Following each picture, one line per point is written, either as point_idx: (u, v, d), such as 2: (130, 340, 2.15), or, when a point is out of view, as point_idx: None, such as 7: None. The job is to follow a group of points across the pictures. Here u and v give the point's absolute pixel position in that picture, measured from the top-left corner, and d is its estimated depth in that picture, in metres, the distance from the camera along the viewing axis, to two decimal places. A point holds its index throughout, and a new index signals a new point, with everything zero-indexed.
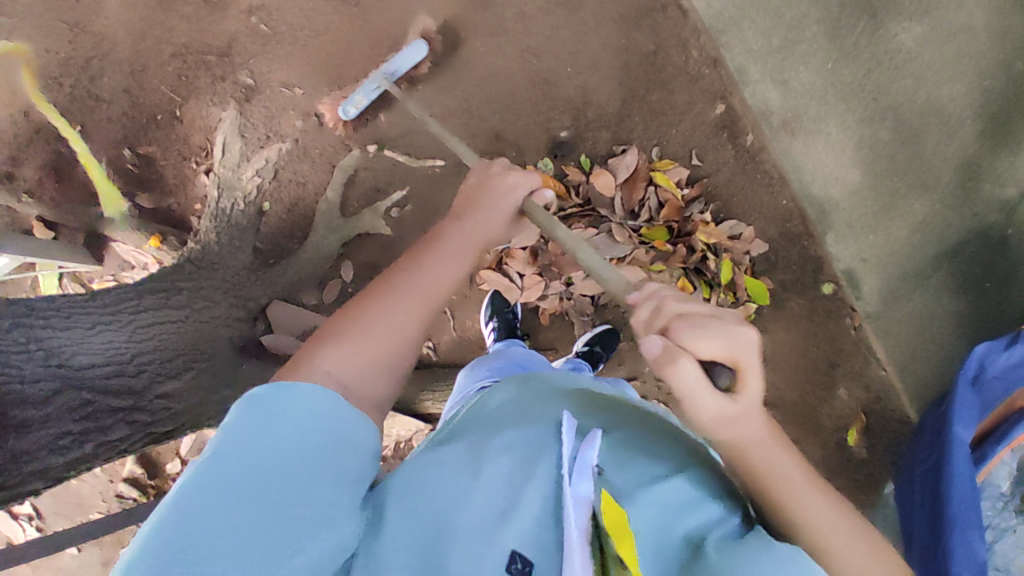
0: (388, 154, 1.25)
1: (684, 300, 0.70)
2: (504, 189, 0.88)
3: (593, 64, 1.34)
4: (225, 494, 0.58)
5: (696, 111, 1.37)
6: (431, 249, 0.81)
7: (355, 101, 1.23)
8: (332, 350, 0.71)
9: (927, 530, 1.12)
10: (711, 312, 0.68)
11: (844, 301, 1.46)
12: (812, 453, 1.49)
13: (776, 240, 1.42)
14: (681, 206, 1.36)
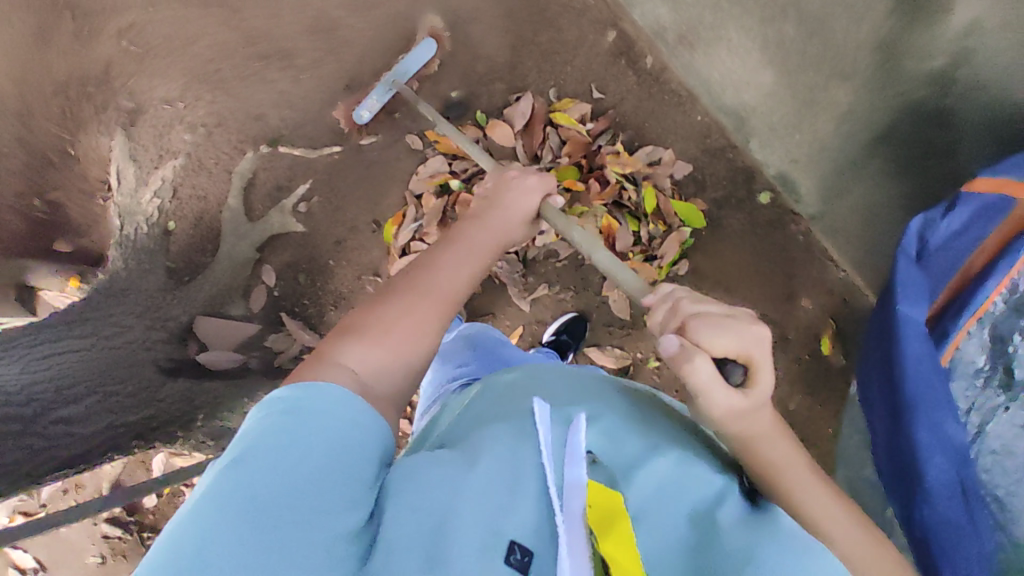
0: (361, 113, 1.25)
1: (697, 302, 0.68)
2: (523, 191, 0.94)
3: (474, 17, 1.30)
4: (243, 502, 0.54)
5: (589, 45, 1.33)
6: (449, 248, 0.83)
7: (369, 105, 1.24)
8: (347, 346, 0.68)
9: (887, 423, 1.03)
10: (694, 315, 0.66)
11: (783, 208, 1.43)
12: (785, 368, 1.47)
13: (699, 157, 1.40)
14: (587, 141, 1.33)
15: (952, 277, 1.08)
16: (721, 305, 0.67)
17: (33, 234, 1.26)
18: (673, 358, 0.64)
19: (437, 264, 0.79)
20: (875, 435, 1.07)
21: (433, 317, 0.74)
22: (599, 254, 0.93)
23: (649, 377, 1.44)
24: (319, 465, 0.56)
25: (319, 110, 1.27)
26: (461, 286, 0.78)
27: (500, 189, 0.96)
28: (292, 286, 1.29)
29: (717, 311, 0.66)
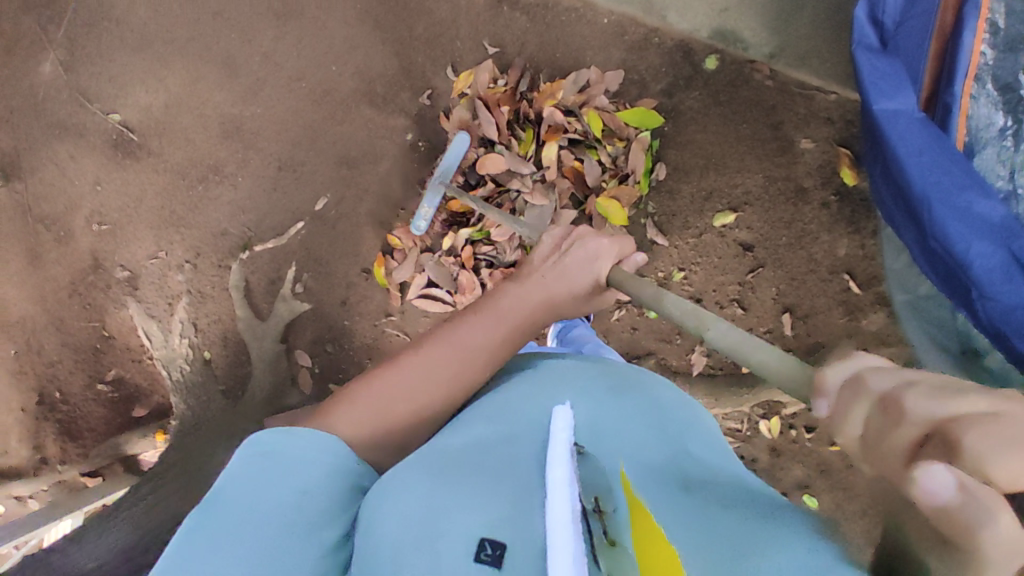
0: (417, 225, 1.29)
1: (934, 390, 0.30)
2: (581, 263, 0.85)
3: (351, 46, 1.32)
4: (223, 533, 0.56)
5: (465, 12, 1.31)
6: (479, 313, 0.81)
7: (423, 214, 1.28)
8: (344, 410, 0.69)
9: (915, 231, 0.98)
10: (947, 414, 0.29)
11: (735, 62, 1.33)
12: (818, 218, 1.36)
13: (628, 58, 1.32)
14: (512, 97, 1.31)
15: (925, 48, 1.00)
16: (998, 395, 0.31)
17: (116, 409, 1.41)
18: (943, 519, 0.27)
19: (453, 334, 0.78)
20: (913, 247, 1.01)
21: (426, 388, 0.73)
22: (712, 329, 0.67)
23: (683, 290, 1.40)
24: (290, 488, 0.59)
25: (268, 199, 1.35)
26: (467, 368, 0.75)
27: (552, 250, 0.87)
28: (326, 358, 1.37)
29: (989, 403, 0.29)
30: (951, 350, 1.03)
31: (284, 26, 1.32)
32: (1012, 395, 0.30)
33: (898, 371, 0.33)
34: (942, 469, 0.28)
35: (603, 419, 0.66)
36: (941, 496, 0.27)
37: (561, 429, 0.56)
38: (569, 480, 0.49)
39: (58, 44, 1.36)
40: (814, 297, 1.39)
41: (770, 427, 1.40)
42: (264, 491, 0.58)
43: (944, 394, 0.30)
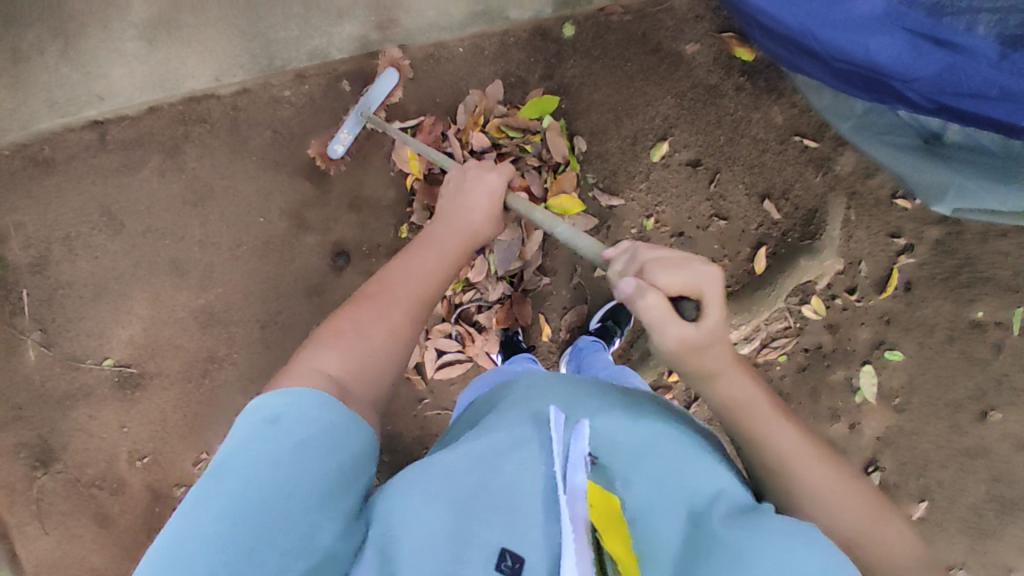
0: (335, 148, 1.34)
1: (663, 258, 0.72)
2: (481, 194, 1.04)
3: (265, 194, 1.38)
4: (251, 502, 0.60)
5: (341, 112, 1.36)
6: (413, 251, 0.93)
7: (342, 138, 1.33)
8: (323, 350, 0.75)
9: (817, 62, 1.00)
10: (681, 288, 0.70)
11: (589, 18, 1.37)
12: (740, 103, 1.39)
13: (497, 67, 1.36)
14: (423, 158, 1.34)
15: None
16: (670, 251, 0.74)
17: None
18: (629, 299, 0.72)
19: (400, 270, 0.88)
20: (823, 76, 1.04)
21: (389, 316, 0.81)
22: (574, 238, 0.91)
23: (663, 232, 1.42)
24: (302, 475, 0.62)
25: (266, 359, 1.41)
26: (418, 288, 0.87)
27: (459, 192, 1.05)
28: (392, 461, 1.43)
29: (662, 254, 0.74)
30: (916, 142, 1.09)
31: (203, 211, 1.38)
32: (685, 256, 0.72)
33: (646, 258, 0.73)
34: (629, 279, 0.72)
35: (615, 431, 0.73)
36: (625, 291, 0.71)
37: (578, 450, 0.68)
38: (573, 497, 0.64)
39: (32, 332, 1.44)
40: (780, 169, 1.41)
41: (816, 309, 1.44)
42: (284, 460, 0.62)
43: (658, 267, 0.71)
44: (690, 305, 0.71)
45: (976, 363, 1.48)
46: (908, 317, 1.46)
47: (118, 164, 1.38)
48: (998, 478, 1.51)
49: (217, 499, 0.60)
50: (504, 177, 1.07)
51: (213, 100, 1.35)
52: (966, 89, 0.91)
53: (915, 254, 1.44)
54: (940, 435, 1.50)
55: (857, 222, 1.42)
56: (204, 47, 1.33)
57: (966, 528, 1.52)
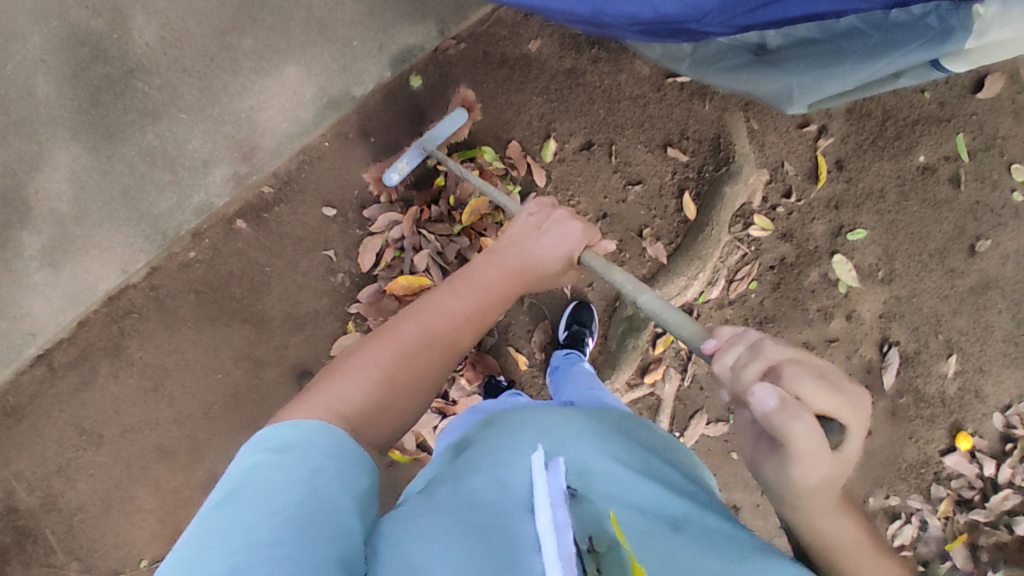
0: (391, 177, 1.35)
1: (792, 356, 0.51)
2: (552, 239, 0.91)
3: (213, 350, 1.40)
4: (250, 529, 0.49)
5: (246, 248, 1.38)
6: (456, 288, 0.81)
7: (399, 167, 1.35)
8: (348, 382, 0.67)
9: (611, 32, 1.02)
10: (829, 408, 0.50)
11: (430, 61, 1.38)
12: (602, 71, 1.39)
13: (368, 143, 1.38)
14: (365, 255, 1.37)
15: None
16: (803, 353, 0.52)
17: None
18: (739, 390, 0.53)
19: (433, 301, 0.77)
20: (637, 36, 1.01)
21: (411, 365, 0.72)
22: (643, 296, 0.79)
23: (588, 221, 1.41)
24: (303, 500, 0.52)
25: None
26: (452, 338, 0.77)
27: (532, 230, 0.91)
28: None
29: (804, 358, 0.51)
30: (750, 52, 1.06)
31: (167, 390, 1.41)
32: (820, 361, 0.51)
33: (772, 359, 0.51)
34: (769, 386, 0.49)
35: (583, 459, 0.64)
36: (770, 409, 0.49)
37: (557, 484, 0.53)
38: (559, 526, 0.49)
39: (64, 568, 1.47)
40: (668, 113, 1.40)
41: (764, 226, 1.42)
42: (288, 484, 0.53)
43: (808, 374, 0.49)
44: (833, 431, 0.52)
45: (943, 204, 1.44)
46: (854, 193, 1.43)
47: (74, 384, 1.41)
48: (1017, 301, 1.45)
49: (223, 514, 0.51)
50: (588, 236, 0.94)
51: (131, 290, 1.39)
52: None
53: (832, 133, 1.43)
54: (940, 287, 1.45)
55: (762, 130, 1.42)
56: (102, 248, 1.37)
57: (1011, 362, 1.45)
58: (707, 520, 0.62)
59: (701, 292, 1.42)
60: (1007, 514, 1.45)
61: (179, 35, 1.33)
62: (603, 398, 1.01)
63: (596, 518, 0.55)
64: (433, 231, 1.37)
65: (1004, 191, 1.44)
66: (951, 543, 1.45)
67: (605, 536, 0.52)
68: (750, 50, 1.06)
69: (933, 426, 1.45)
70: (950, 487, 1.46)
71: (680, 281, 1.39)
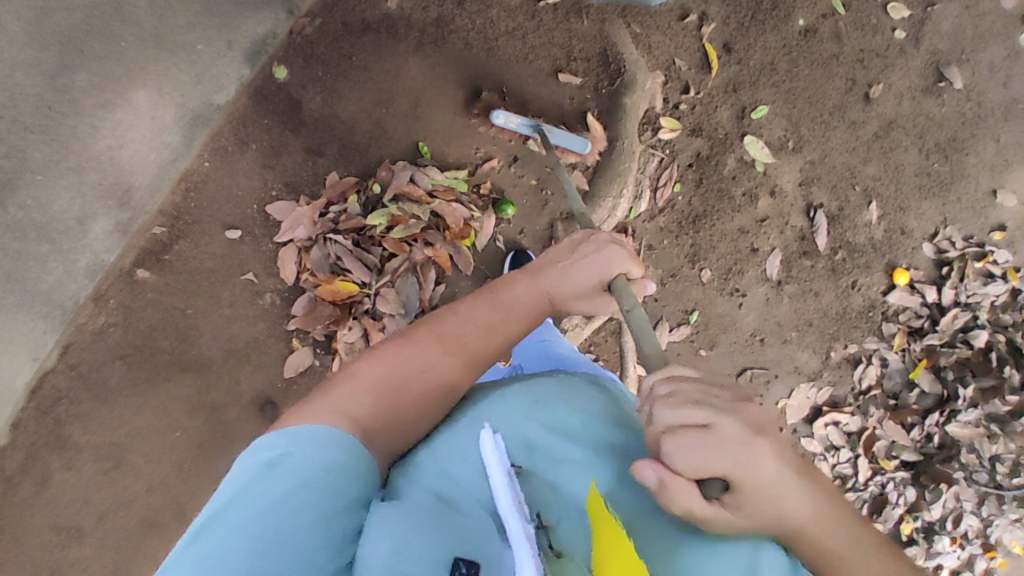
0: (498, 114, 1.30)
1: (684, 401, 0.53)
2: (594, 264, 0.82)
3: (162, 409, 1.33)
4: (220, 561, 0.51)
5: (159, 296, 1.29)
6: (478, 305, 0.78)
7: (512, 119, 1.31)
8: (334, 408, 0.62)
9: None
10: (709, 421, 0.52)
11: (289, 47, 1.28)
12: (471, 13, 1.32)
13: (250, 152, 1.29)
14: (286, 269, 1.30)
15: None
16: (696, 400, 0.54)
17: None
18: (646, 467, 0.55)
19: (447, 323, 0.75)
20: None
21: (411, 389, 0.68)
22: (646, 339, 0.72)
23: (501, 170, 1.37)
24: (274, 533, 0.52)
25: None
26: (456, 363, 0.72)
27: (574, 250, 0.85)
28: None
29: (692, 408, 0.53)
30: None
31: (128, 463, 1.34)
32: (715, 421, 0.52)
33: (672, 415, 0.53)
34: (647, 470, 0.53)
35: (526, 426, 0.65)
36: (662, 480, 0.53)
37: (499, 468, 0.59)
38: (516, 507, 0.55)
39: None
40: (549, 37, 1.35)
41: (672, 127, 1.42)
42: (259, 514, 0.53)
43: (691, 437, 0.52)
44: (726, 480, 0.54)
45: (832, 60, 1.47)
46: (749, 71, 1.44)
47: (28, 489, 1.33)
48: (921, 132, 1.51)
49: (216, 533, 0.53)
50: (630, 262, 0.82)
51: (52, 375, 1.30)
52: None
53: (712, 17, 1.41)
54: (848, 140, 1.49)
55: (646, 32, 1.39)
56: (5, 342, 1.27)
57: (927, 192, 1.53)
58: (652, 464, 0.64)
59: (630, 208, 1.42)
60: (959, 331, 1.55)
61: (8, 94, 1.20)
62: (556, 349, 1.00)
63: (546, 495, 0.59)
64: (345, 224, 1.30)
65: (885, 32, 1.48)
66: (914, 370, 1.55)
67: (553, 512, 0.58)
68: None
69: (871, 272, 1.53)
70: (900, 322, 1.55)
71: (608, 202, 1.39)
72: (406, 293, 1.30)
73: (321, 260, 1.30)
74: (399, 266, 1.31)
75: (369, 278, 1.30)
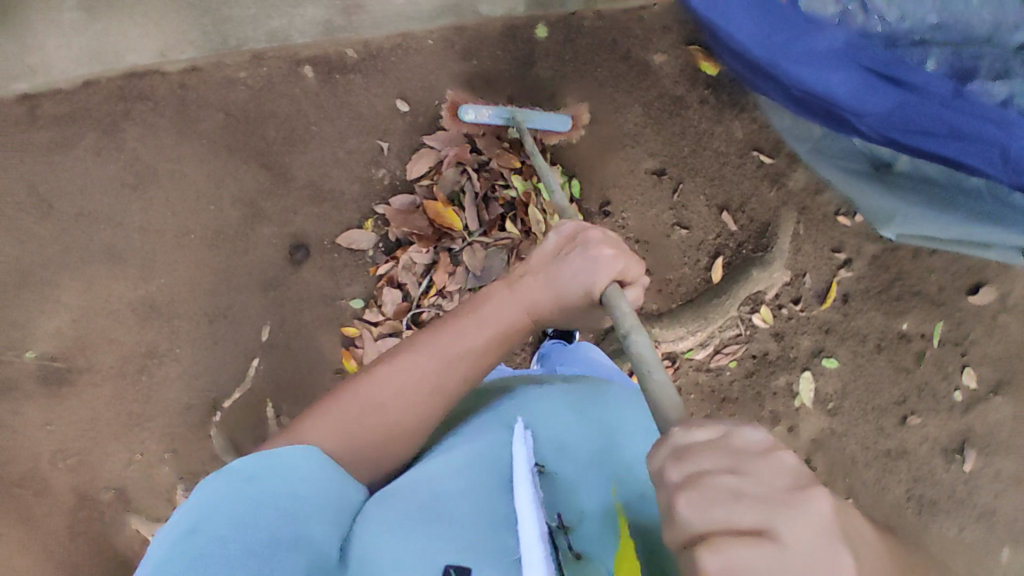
0: (465, 111, 1.27)
1: (731, 524, 0.34)
2: (570, 278, 0.71)
3: (216, 179, 1.30)
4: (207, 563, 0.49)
5: (302, 97, 1.30)
6: (454, 325, 0.74)
7: (480, 113, 1.28)
8: (318, 426, 0.69)
9: (773, 83, 1.08)
10: (758, 525, 0.34)
11: (563, 20, 1.37)
12: (705, 117, 1.43)
13: (469, 63, 1.34)
14: (417, 168, 1.31)
15: None
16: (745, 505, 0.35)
17: None
18: None
19: (420, 348, 0.73)
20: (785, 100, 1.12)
21: (386, 409, 0.70)
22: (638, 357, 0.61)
23: (626, 239, 1.44)
24: (258, 535, 0.52)
25: (212, 354, 1.31)
26: (426, 391, 0.71)
27: (553, 258, 0.74)
28: None
29: (740, 515, 0.34)
30: (867, 170, 1.15)
31: (147, 194, 1.30)
32: (767, 525, 0.34)
33: (701, 495, 0.35)
34: None
35: (561, 433, 0.63)
36: None
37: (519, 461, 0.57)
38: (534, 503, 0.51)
39: None
40: (739, 182, 1.47)
41: (765, 317, 1.53)
42: (248, 515, 0.53)
43: (744, 553, 0.33)
44: None
45: (903, 371, 1.61)
46: (846, 327, 1.57)
47: (54, 143, 1.28)
48: (918, 477, 1.64)
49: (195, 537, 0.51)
50: (625, 261, 0.69)
51: (159, 77, 1.28)
52: (917, 127, 0.96)
53: (852, 269, 1.56)
54: (868, 437, 1.61)
55: (804, 237, 1.52)
56: (153, 21, 1.25)
57: (889, 524, 1.64)
58: None
59: (689, 348, 1.49)
60: None
61: None
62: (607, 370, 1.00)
63: (576, 496, 0.56)
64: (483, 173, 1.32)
65: (951, 384, 1.63)
66: None
67: (575, 511, 0.54)
68: (872, 163, 1.14)
69: None
70: None
71: (680, 331, 1.45)
72: (489, 262, 1.31)
73: (450, 182, 1.31)
74: (503, 238, 1.32)
75: (474, 227, 1.31)
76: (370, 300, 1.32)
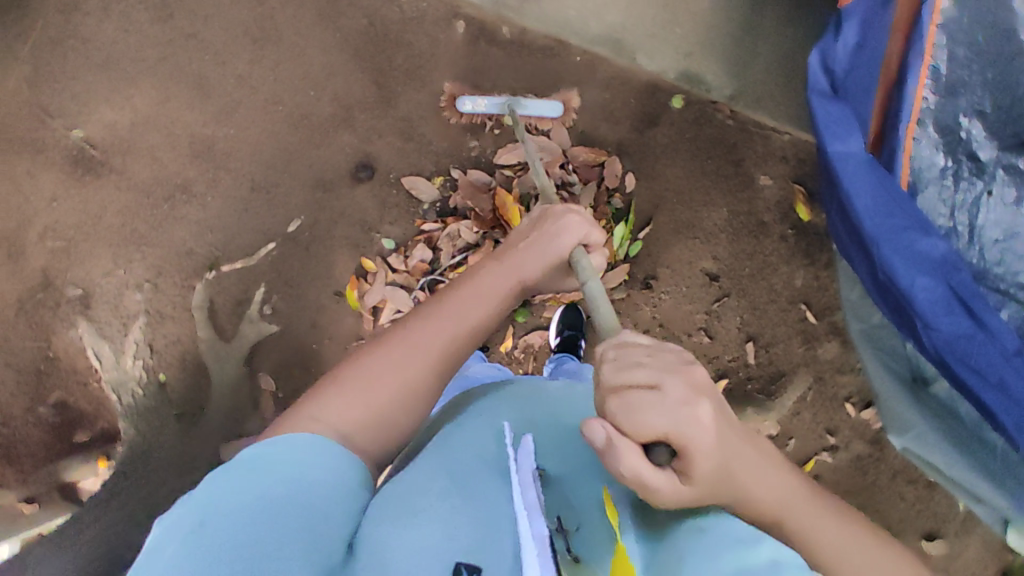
0: (464, 103, 1.30)
1: (639, 386, 0.52)
2: (546, 244, 0.76)
3: (329, 72, 1.32)
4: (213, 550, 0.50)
5: (444, 44, 1.34)
6: (455, 296, 0.74)
7: (477, 104, 1.30)
8: (325, 402, 0.65)
9: (866, 262, 1.09)
10: (651, 380, 0.53)
11: (700, 102, 1.41)
12: (778, 251, 1.45)
13: (600, 95, 1.38)
14: (508, 155, 1.32)
15: (867, 104, 1.09)
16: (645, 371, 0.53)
17: (55, 435, 1.30)
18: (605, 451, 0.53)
19: (417, 324, 0.71)
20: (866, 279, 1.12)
21: (392, 381, 0.67)
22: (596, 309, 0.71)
23: (652, 318, 1.44)
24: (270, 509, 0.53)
25: (237, 219, 1.31)
26: (435, 359, 0.69)
27: (531, 228, 0.79)
28: (291, 382, 1.30)
29: (640, 377, 0.53)
30: (906, 378, 1.17)
31: (262, 51, 1.32)
32: (659, 380, 0.53)
33: (619, 384, 0.53)
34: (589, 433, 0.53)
35: (560, 437, 0.70)
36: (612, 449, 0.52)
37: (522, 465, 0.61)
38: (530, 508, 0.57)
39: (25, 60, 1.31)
40: (776, 324, 1.47)
41: None
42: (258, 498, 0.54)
43: (640, 397, 0.52)
44: (661, 450, 0.53)
45: None
46: None
47: None
48: None
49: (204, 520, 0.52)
50: (590, 229, 0.77)
51: None
52: (970, 362, 0.99)
53: (835, 457, 1.47)
54: None
55: (809, 402, 1.47)
56: None
57: None
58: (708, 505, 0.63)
59: None
60: None
61: None
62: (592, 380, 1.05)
63: (569, 501, 0.63)
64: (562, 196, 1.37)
65: None
66: None
67: (573, 518, 0.61)
68: (912, 375, 1.16)
69: None
70: None
71: None
72: None
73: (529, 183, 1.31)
74: None
75: None
76: (401, 247, 1.32)
